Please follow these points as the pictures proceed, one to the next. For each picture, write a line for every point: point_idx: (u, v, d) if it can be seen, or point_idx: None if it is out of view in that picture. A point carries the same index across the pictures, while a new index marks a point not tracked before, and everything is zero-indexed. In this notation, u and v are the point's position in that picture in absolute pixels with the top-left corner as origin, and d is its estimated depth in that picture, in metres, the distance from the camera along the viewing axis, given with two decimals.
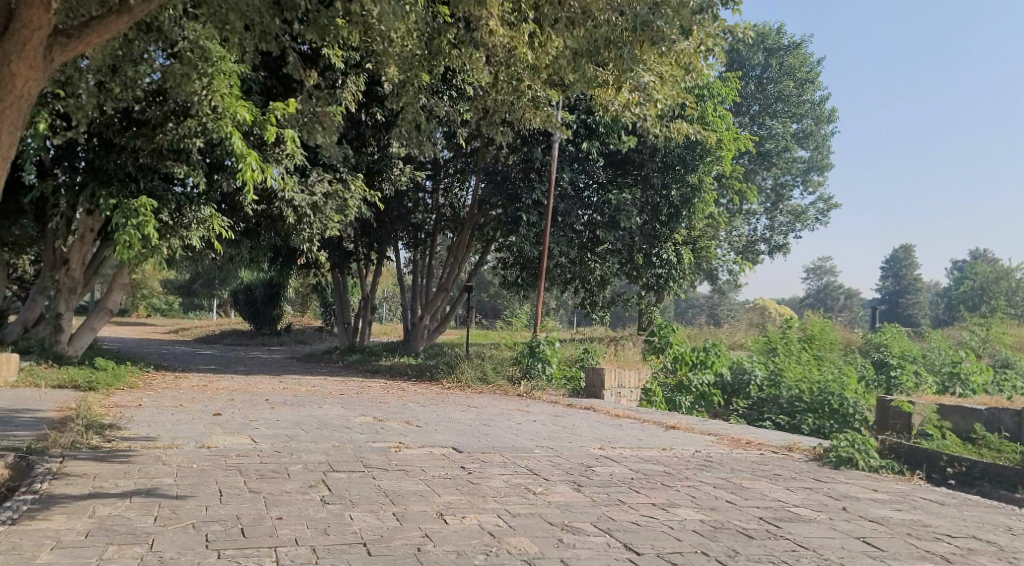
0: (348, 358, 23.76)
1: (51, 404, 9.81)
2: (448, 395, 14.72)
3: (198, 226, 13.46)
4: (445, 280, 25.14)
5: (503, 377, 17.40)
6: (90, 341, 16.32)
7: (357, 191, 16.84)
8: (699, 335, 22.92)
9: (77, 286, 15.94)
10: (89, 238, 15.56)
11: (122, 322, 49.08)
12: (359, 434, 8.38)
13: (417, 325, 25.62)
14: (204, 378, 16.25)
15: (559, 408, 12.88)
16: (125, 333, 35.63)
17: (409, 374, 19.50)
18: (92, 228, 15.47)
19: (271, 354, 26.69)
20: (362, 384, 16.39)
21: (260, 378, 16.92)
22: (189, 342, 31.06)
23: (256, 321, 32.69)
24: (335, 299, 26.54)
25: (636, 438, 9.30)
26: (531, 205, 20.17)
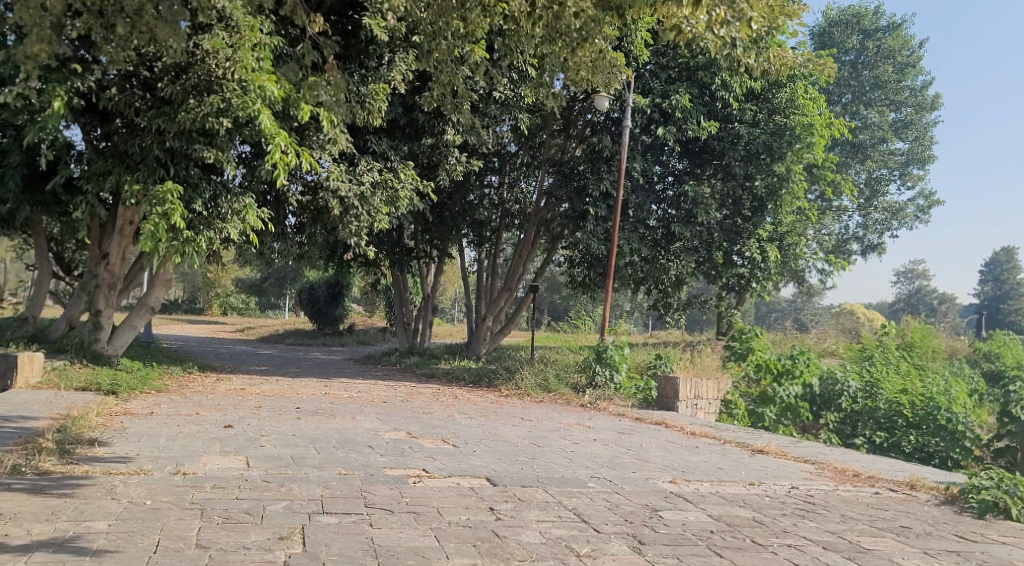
0: (407, 361, 22.56)
1: (48, 412, 8.75)
2: (502, 406, 13.29)
3: (235, 218, 12.83)
4: (510, 280, 23.77)
5: (566, 385, 15.87)
6: (131, 340, 15.53)
7: (409, 181, 15.67)
8: (784, 341, 20.87)
9: (117, 282, 15.21)
10: (128, 231, 14.78)
11: (195, 321, 49.39)
12: (378, 456, 7.00)
13: (480, 326, 24.33)
14: (246, 383, 15.20)
15: (624, 424, 11.29)
16: (190, 332, 35.39)
17: (467, 379, 18.15)
18: (132, 220, 14.69)
19: (329, 356, 25.75)
20: (412, 391, 15.08)
21: (304, 382, 15.81)
22: (250, 341, 30.44)
23: (318, 321, 31.95)
24: (396, 299, 25.42)
25: (715, 467, 7.63)
26: (600, 197, 18.60)
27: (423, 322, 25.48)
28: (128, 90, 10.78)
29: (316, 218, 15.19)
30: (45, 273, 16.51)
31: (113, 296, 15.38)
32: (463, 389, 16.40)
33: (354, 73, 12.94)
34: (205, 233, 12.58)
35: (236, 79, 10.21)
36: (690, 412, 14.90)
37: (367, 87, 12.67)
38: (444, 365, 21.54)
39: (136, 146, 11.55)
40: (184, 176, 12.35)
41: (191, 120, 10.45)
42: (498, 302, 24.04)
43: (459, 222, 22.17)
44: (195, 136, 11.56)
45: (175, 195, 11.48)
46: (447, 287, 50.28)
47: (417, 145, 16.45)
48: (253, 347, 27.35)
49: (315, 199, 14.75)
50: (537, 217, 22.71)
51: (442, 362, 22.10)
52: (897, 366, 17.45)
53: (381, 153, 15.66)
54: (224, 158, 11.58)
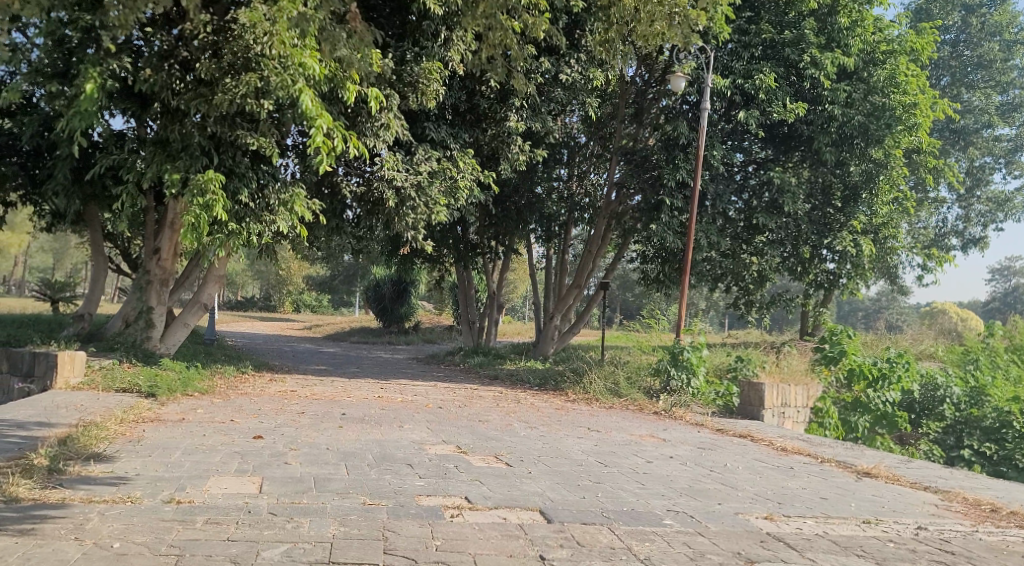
0: (471, 361, 21.66)
1: (71, 417, 8.08)
2: (566, 412, 12.18)
3: (283, 210, 12.20)
4: (579, 276, 22.59)
5: (638, 390, 14.64)
6: (183, 338, 15.05)
7: (469, 171, 14.77)
8: (878, 343, 19.17)
9: (170, 277, 14.74)
10: (179, 224, 14.31)
11: (266, 317, 49.82)
12: (415, 478, 6.01)
13: (548, 324, 23.24)
14: (299, 384, 14.48)
15: (703, 437, 10.03)
16: (259, 328, 35.31)
17: (532, 381, 17.08)
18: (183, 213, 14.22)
19: (393, 355, 25.04)
20: (472, 395, 14.12)
21: (360, 384, 15.02)
22: (316, 339, 30.09)
23: (383, 319, 31.43)
24: (461, 297, 24.61)
25: (818, 497, 6.37)
26: (675, 187, 17.33)
27: (489, 320, 24.58)
28: (164, 69, 10.04)
29: (372, 212, 14.40)
30: (101, 269, 16.11)
31: (166, 291, 14.92)
32: (527, 393, 15.34)
33: (407, 52, 12.07)
34: (251, 225, 11.90)
35: (275, 56, 9.29)
36: (777, 421, 13.51)
37: (420, 68, 11.94)
38: (509, 366, 20.54)
39: (176, 133, 10.72)
40: (230, 165, 11.68)
41: (228, 101, 9.71)
42: (567, 300, 22.91)
43: (524, 215, 21.45)
44: (238, 121, 10.86)
45: (218, 183, 10.70)
46: (517, 284, 49.34)
47: (478, 133, 15.50)
48: (317, 346, 26.90)
49: (371, 189, 13.95)
50: (606, 209, 21.61)
51: (507, 363, 21.10)
52: (1010, 371, 15.63)
53: (441, 142, 14.76)
54: (268, 144, 10.81)
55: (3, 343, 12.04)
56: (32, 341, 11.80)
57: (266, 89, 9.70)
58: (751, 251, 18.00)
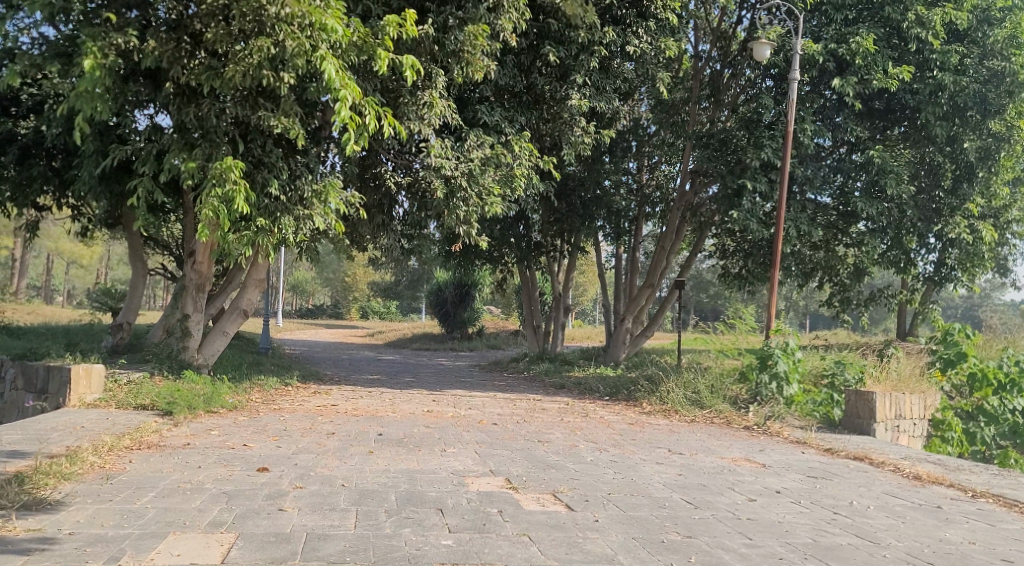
0: (536, 368, 20.11)
1: (53, 444, 6.87)
2: (641, 428, 10.50)
3: (317, 203, 10.94)
4: (651, 274, 20.85)
5: (723, 399, 12.85)
6: (221, 348, 13.96)
7: (525, 157, 13.40)
8: (996, 343, 16.87)
9: (207, 282, 13.66)
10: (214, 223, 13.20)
11: (331, 324, 49.37)
12: (442, 535, 4.52)
13: (618, 327, 21.52)
14: (343, 396, 13.16)
15: (811, 460, 8.25)
16: (321, 336, 34.53)
17: (601, 390, 15.41)
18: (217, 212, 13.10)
19: (454, 362, 23.68)
20: (534, 408, 12.58)
21: (411, 396, 13.63)
22: (376, 346, 28.97)
23: (446, 325, 30.19)
24: (524, 299, 23.13)
25: (998, 559, 4.63)
26: (760, 171, 15.52)
27: (554, 324, 22.95)
28: (172, 42, 8.80)
29: (419, 205, 13.10)
30: (139, 275, 15.14)
31: (204, 297, 13.84)
32: (596, 404, 13.69)
33: (450, 18, 10.65)
34: (283, 220, 10.72)
35: (292, 16, 8.02)
36: (891, 436, 11.51)
37: (464, 34, 10.56)
38: (577, 373, 18.90)
39: (192, 117, 9.54)
40: (258, 155, 10.60)
41: (241, 73, 8.32)
42: (638, 300, 21.20)
43: (591, 209, 20.10)
44: (260, 101, 9.63)
45: (238, 172, 9.47)
46: (585, 285, 47.65)
47: (534, 116, 14.06)
48: (377, 354, 25.74)
49: (417, 179, 12.64)
50: (680, 202, 19.48)
51: (575, 371, 19.45)
52: None
53: (494, 126, 13.40)
54: (293, 126, 9.52)
55: (19, 356, 11.04)
56: (48, 354, 10.76)
57: (284, 59, 8.39)
58: (847, 242, 15.98)
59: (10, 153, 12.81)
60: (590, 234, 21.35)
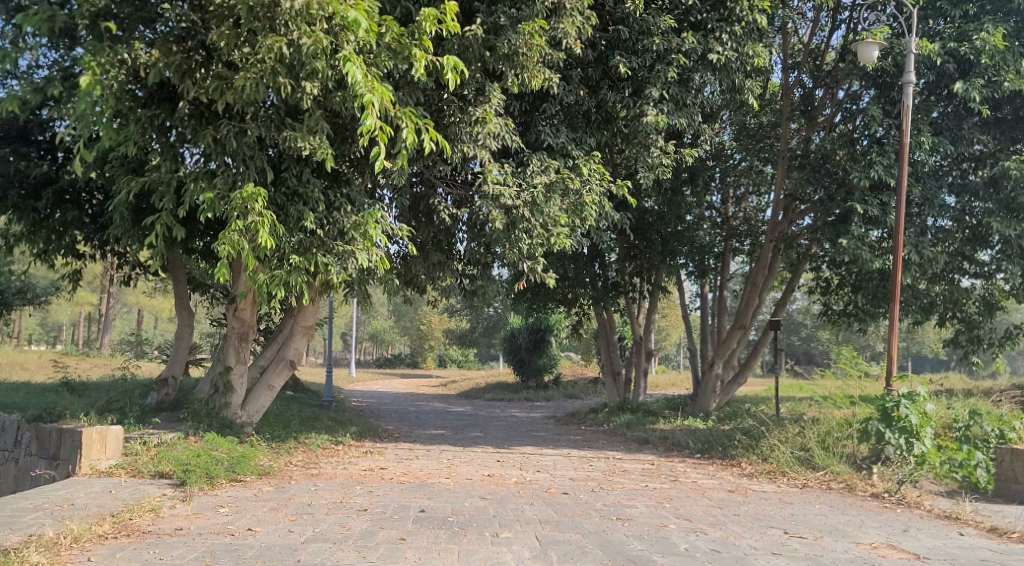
0: (617, 419, 18.27)
1: (13, 533, 5.59)
2: (744, 497, 8.65)
3: (358, 237, 9.68)
4: (742, 315, 18.89)
5: (839, 459, 10.83)
6: (267, 403, 12.74)
7: (596, 182, 12.06)
8: None
9: (250, 332, 12.47)
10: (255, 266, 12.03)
11: (406, 374, 48.42)
12: None
13: (707, 373, 19.51)
14: (397, 456, 11.67)
15: (977, 549, 6.30)
16: (392, 388, 33.34)
17: (690, 446, 13.50)
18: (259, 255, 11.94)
19: (529, 414, 22.01)
20: (614, 469, 10.83)
21: (475, 455, 12.05)
22: (447, 397, 27.54)
23: (521, 373, 28.59)
24: (602, 344, 21.40)
25: None
26: (869, 192, 13.66)
27: (636, 370, 21.09)
28: (182, 53, 7.72)
29: (479, 240, 12.03)
30: (185, 324, 14.13)
31: (248, 348, 12.66)
32: (687, 464, 11.82)
33: (501, 16, 9.37)
34: (319, 258, 9.51)
35: (309, 10, 6.81)
36: None
37: (518, 37, 9.29)
38: (662, 426, 16.97)
39: (208, 141, 8.39)
40: (293, 185, 9.49)
41: (253, 84, 7.14)
42: (729, 344, 19.19)
43: (673, 245, 18.60)
44: (286, 121, 8.47)
45: (261, 202, 8.27)
46: (668, 329, 45.43)
47: (605, 136, 12.75)
48: (447, 405, 24.27)
49: (474, 211, 11.55)
50: (772, 235, 17.65)
51: (660, 423, 17.52)
52: None
53: (560, 149, 12.18)
54: (321, 145, 8.26)
55: (37, 417, 9.98)
56: (65, 415, 9.64)
57: (302, 63, 7.17)
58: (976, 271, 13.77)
59: (45, 198, 11.98)
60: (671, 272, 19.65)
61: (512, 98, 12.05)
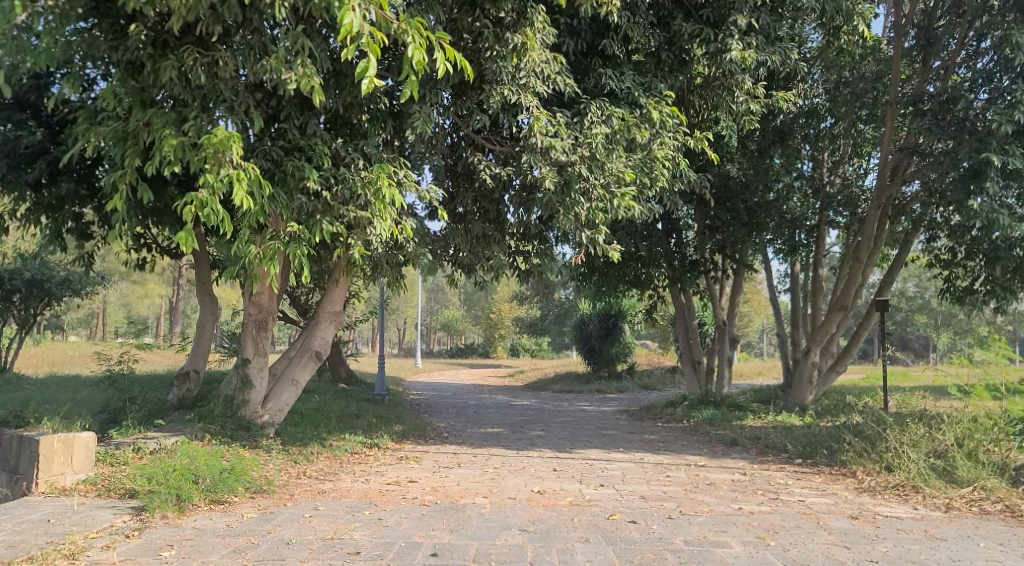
0: (699, 414, 16.08)
1: None
2: (873, 528, 6.48)
3: (369, 197, 7.93)
4: (843, 294, 16.41)
5: (989, 470, 8.51)
6: (292, 399, 11.17)
7: (668, 134, 10.04)
8: None
9: (269, 319, 10.88)
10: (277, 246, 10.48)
11: (475, 363, 46.82)
12: None
13: (802, 361, 17.11)
14: (435, 464, 9.86)
15: None
16: (458, 379, 31.65)
17: (789, 449, 11.25)
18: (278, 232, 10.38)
19: (600, 408, 19.95)
20: (697, 483, 8.75)
21: (528, 462, 10.13)
22: (513, 389, 25.72)
23: (592, 362, 26.53)
24: (680, 330, 19.20)
25: None
26: (1011, 139, 11.24)
27: (719, 359, 18.81)
28: None
29: (527, 206, 10.15)
30: (206, 312, 12.49)
31: (269, 337, 11.07)
32: (788, 473, 9.62)
33: None
34: (323, 224, 7.88)
35: None
36: None
37: None
38: (751, 423, 14.74)
39: (168, 76, 6.73)
40: (291, 138, 7.90)
41: None
42: (827, 328, 16.72)
43: (760, 217, 16.28)
44: (265, 45, 6.86)
45: (238, 150, 6.55)
46: (751, 315, 42.59)
47: (679, 80, 10.55)
48: (512, 398, 22.46)
49: (521, 170, 9.61)
50: (878, 201, 15.12)
51: (747, 420, 15.29)
52: None
53: (624, 96, 10.12)
54: (309, 77, 6.55)
55: (7, 421, 8.51)
56: (33, 421, 8.12)
57: None
58: None
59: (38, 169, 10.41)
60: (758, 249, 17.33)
61: (565, 34, 10.09)
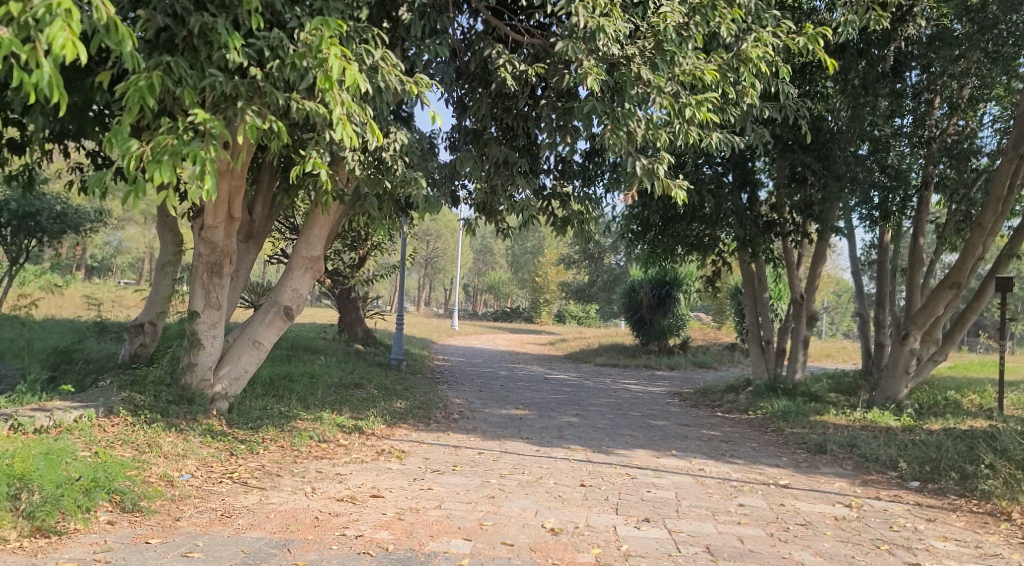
0: (768, 404, 13.32)
1: None
2: None
3: (315, 75, 5.28)
4: (957, 268, 13.30)
5: None
6: (252, 365, 8.73)
7: (767, 29, 7.28)
8: None
9: (226, 262, 8.43)
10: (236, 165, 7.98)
11: (517, 328, 44.44)
12: None
13: (897, 347, 14.11)
14: (422, 465, 7.36)
15: None
16: (495, 344, 29.24)
17: (899, 468, 8.47)
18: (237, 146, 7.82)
19: (648, 387, 17.30)
20: (785, 522, 6.08)
21: (549, 469, 7.57)
22: (552, 359, 23.20)
23: (641, 334, 23.78)
24: (746, 303, 16.37)
25: None
26: None
27: (793, 340, 15.88)
28: None
29: (566, 120, 7.56)
30: (165, 251, 9.81)
31: (225, 285, 8.63)
32: (909, 509, 6.88)
33: None
34: (244, 113, 5.27)
35: None
36: None
37: None
38: (834, 422, 11.96)
39: None
40: None
41: None
42: (933, 309, 13.71)
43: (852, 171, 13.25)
44: None
45: None
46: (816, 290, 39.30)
47: None
48: (548, 369, 19.92)
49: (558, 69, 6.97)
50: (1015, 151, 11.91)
51: (829, 416, 12.50)
52: None
53: None
54: None
55: None
56: None
57: None
58: None
59: None
60: (846, 211, 14.35)
61: None
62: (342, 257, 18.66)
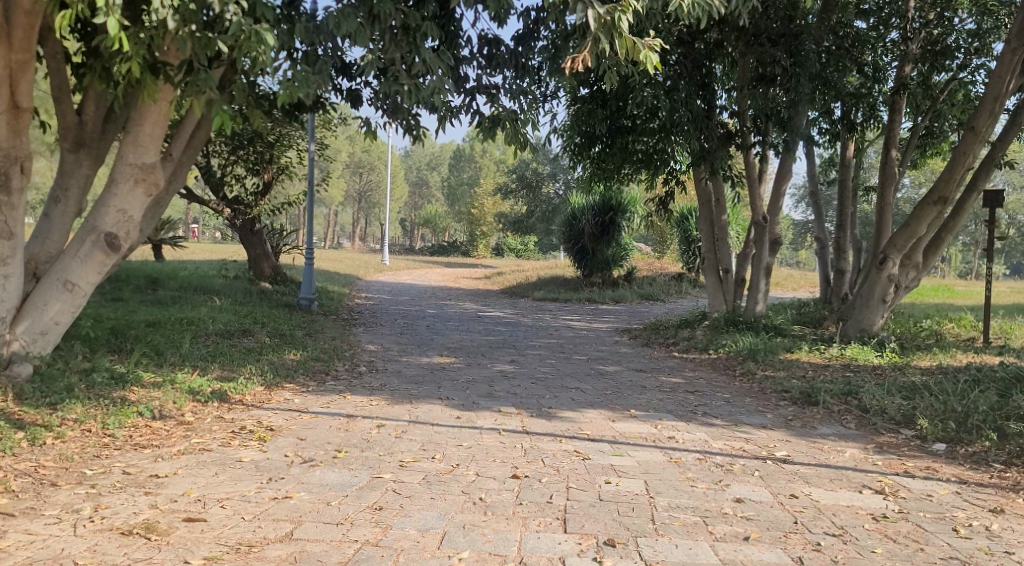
0: (733, 341, 11.49)
1: None
2: None
3: None
4: (945, 182, 11.47)
5: None
6: (66, 315, 6.44)
7: None
8: None
9: (15, 173, 5.97)
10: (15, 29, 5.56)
11: (451, 263, 42.21)
12: None
13: (874, 273, 12.26)
14: (290, 453, 5.22)
15: None
16: (425, 279, 26.99)
17: (916, 426, 6.65)
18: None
19: (593, 324, 15.37)
20: (813, 533, 4.13)
21: (470, 449, 5.49)
22: (486, 295, 21.09)
23: (583, 266, 21.82)
24: (701, 226, 14.33)
25: None
26: None
27: (753, 268, 13.98)
28: None
29: None
30: None
31: (19, 204, 6.19)
32: (959, 493, 5.04)
33: None
34: None
35: None
36: None
37: None
38: (812, 362, 10.18)
39: None
40: None
41: None
42: (915, 229, 11.83)
43: (828, 72, 11.08)
44: None
45: None
46: None
47: None
48: (482, 306, 17.85)
49: None
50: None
51: (803, 355, 10.72)
52: None
53: None
54: None
55: None
56: None
57: None
58: None
59: None
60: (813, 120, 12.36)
61: None
62: (245, 183, 16.30)
